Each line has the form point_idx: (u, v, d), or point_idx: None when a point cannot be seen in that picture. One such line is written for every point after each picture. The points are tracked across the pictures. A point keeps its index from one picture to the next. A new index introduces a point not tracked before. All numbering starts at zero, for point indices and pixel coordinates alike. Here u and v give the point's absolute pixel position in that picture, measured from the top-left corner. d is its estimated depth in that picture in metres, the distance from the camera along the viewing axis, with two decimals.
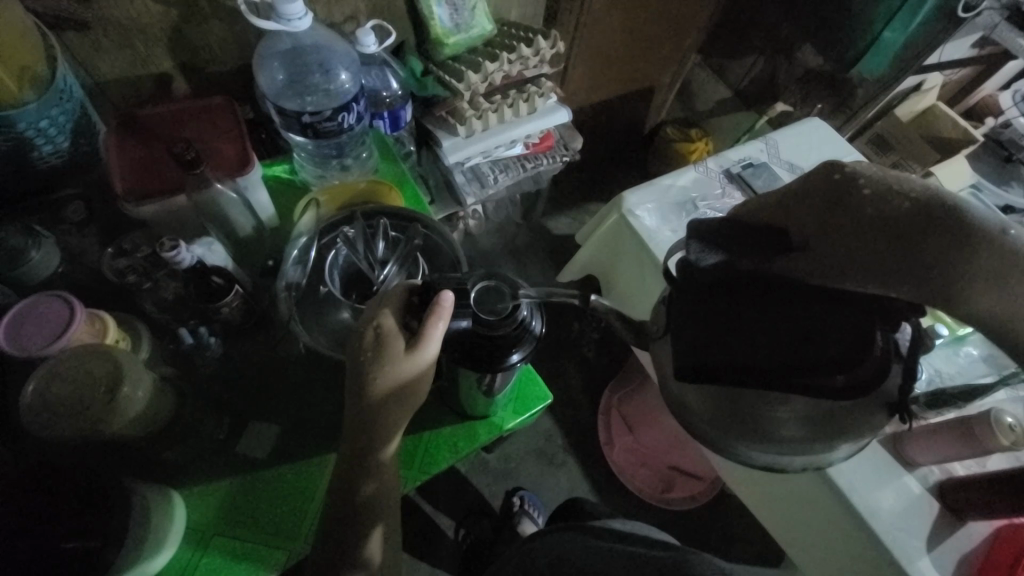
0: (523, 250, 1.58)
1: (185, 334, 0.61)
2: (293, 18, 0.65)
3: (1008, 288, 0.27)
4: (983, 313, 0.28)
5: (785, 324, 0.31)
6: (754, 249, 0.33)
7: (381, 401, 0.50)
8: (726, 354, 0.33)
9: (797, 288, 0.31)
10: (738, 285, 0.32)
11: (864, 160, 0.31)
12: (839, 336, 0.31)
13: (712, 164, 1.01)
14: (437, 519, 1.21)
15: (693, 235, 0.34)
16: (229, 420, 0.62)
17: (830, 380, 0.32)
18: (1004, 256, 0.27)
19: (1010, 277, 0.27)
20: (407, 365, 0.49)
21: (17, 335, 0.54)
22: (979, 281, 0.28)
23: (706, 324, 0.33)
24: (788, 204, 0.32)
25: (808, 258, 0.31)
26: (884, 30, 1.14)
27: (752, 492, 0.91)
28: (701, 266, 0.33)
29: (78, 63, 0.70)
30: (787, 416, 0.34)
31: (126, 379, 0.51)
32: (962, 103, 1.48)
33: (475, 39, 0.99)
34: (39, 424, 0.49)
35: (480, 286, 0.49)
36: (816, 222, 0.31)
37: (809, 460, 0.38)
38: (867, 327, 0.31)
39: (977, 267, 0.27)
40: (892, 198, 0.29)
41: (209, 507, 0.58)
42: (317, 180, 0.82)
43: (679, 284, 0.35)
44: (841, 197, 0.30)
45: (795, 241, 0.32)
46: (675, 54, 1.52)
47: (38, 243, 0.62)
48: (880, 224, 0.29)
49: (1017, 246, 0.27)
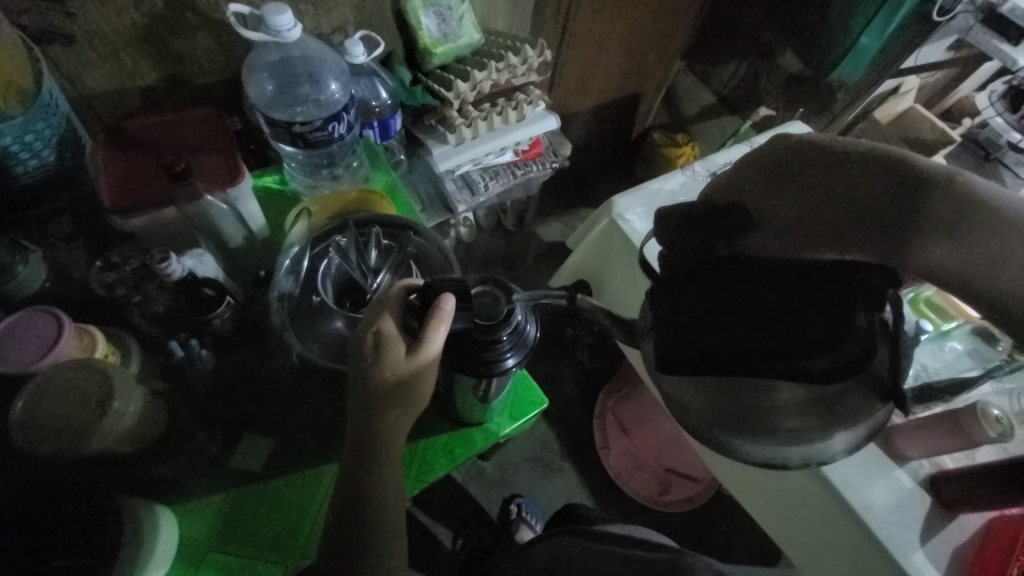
0: (515, 257, 1.58)
1: (175, 347, 0.60)
2: (283, 29, 0.65)
3: (961, 232, 0.32)
4: (935, 262, 0.33)
5: (766, 303, 0.32)
6: (723, 233, 0.36)
7: (381, 409, 0.50)
8: (709, 340, 0.33)
9: (768, 264, 0.33)
10: (711, 268, 0.35)
11: (813, 133, 0.36)
12: (818, 315, 0.31)
13: (700, 167, 1.03)
14: (434, 529, 1.20)
15: (663, 221, 0.37)
16: (223, 434, 0.62)
17: (812, 363, 0.31)
18: (962, 200, 0.32)
19: (962, 222, 0.32)
20: (405, 368, 0.48)
21: (4, 351, 0.53)
22: (935, 231, 0.33)
23: (685, 313, 0.34)
24: (746, 182, 0.37)
25: (769, 230, 0.36)
26: (861, 36, 1.20)
27: (751, 492, 0.91)
28: (676, 256, 0.36)
29: (64, 77, 0.70)
30: (786, 401, 0.33)
31: (117, 394, 0.50)
32: (941, 104, 1.52)
33: (464, 48, 1.00)
34: (28, 442, 0.48)
35: (479, 289, 0.50)
36: (770, 197, 0.36)
37: (806, 453, 0.35)
38: (848, 304, 0.31)
39: (930, 219, 0.33)
40: (834, 163, 0.35)
41: (204, 523, 0.57)
42: (308, 191, 0.82)
43: (661, 275, 0.37)
44: (793, 161, 0.36)
45: (755, 215, 0.36)
46: (661, 60, 1.54)
47: (24, 259, 0.61)
48: (831, 189, 0.35)
49: (962, 192, 0.32)
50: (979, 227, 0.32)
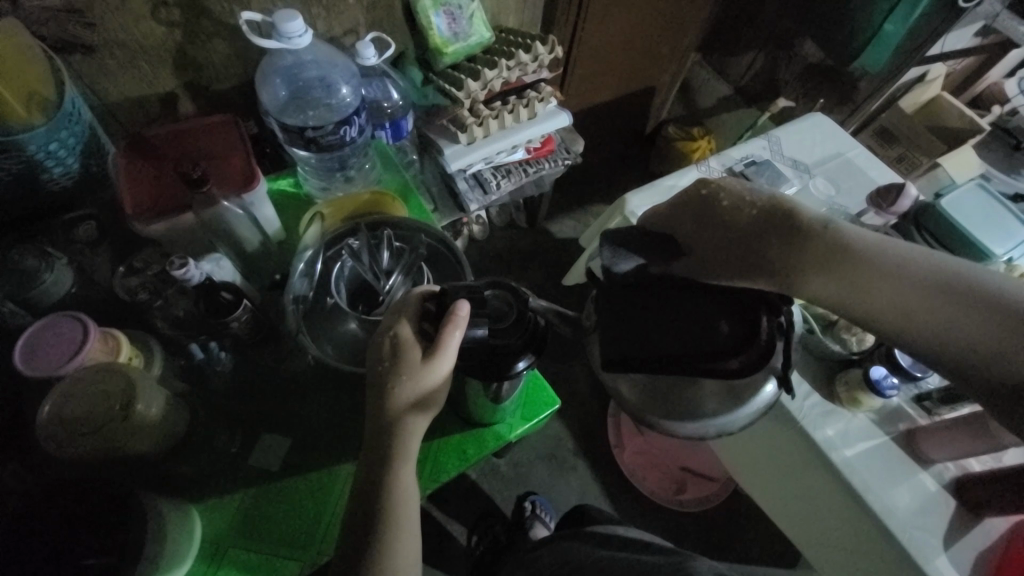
0: (529, 255, 1.57)
1: (195, 349, 0.62)
2: (294, 35, 0.66)
3: (828, 268, 0.41)
4: (817, 291, 0.41)
5: (690, 315, 0.37)
6: (661, 256, 0.40)
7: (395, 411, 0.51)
8: (648, 342, 0.38)
9: (685, 284, 0.39)
10: (651, 284, 0.39)
11: (724, 183, 0.45)
12: (731, 321, 0.37)
13: (715, 162, 1.02)
14: (449, 526, 1.21)
15: (609, 242, 0.38)
16: (241, 434, 0.63)
17: (724, 363, 0.35)
18: (832, 239, 0.41)
19: (830, 259, 0.41)
20: (416, 378, 0.49)
21: (32, 355, 0.55)
22: (812, 265, 0.41)
23: (628, 318, 0.39)
24: (674, 215, 0.46)
25: (692, 258, 0.41)
26: (884, 23, 1.18)
27: (767, 495, 0.91)
28: (617, 270, 0.38)
29: (86, 86, 0.72)
30: (707, 389, 0.38)
31: (139, 397, 0.52)
32: (968, 92, 1.45)
33: (474, 47, 1.01)
34: (54, 442, 0.50)
35: (491, 293, 0.50)
36: (691, 225, 0.44)
37: (719, 429, 0.39)
38: (751, 312, 0.37)
39: (805, 255, 0.41)
40: (742, 207, 0.44)
41: (225, 519, 0.58)
42: (322, 193, 0.83)
43: (603, 285, 0.40)
44: (707, 205, 0.44)
45: (682, 244, 0.42)
46: (675, 52, 1.52)
47: (50, 266, 0.62)
48: (733, 227, 0.43)
49: (829, 234, 0.42)
50: (846, 262, 0.41)
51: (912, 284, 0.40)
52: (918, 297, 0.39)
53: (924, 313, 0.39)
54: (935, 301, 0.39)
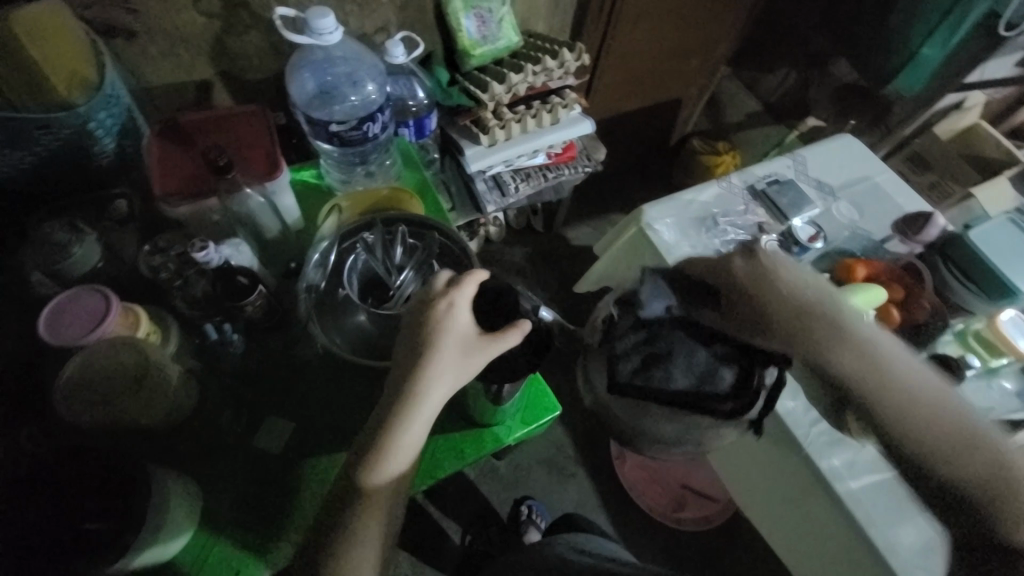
0: (543, 260, 1.58)
1: (210, 329, 0.63)
2: (324, 32, 0.67)
3: (845, 352, 0.45)
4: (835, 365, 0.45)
5: (703, 356, 0.38)
6: (694, 302, 0.42)
7: (418, 379, 0.49)
8: (645, 375, 0.38)
9: (709, 328, 0.40)
10: (671, 323, 0.39)
11: (773, 261, 0.48)
12: (734, 365, 0.39)
13: (737, 178, 1.00)
14: (445, 524, 1.21)
15: (649, 281, 0.41)
16: (246, 415, 0.65)
17: (719, 405, 0.38)
18: (852, 330, 0.46)
19: (847, 345, 0.46)
20: (444, 358, 0.49)
21: (55, 325, 0.57)
22: (833, 344, 0.45)
23: (635, 347, 0.39)
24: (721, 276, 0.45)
25: (727, 311, 0.42)
26: (923, 47, 1.12)
27: (772, 524, 0.89)
28: (648, 312, 0.39)
29: (128, 70, 0.75)
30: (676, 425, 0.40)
31: (152, 371, 0.56)
32: (1008, 122, 1.41)
33: (502, 50, 1.03)
34: (71, 407, 0.54)
35: (530, 305, 0.55)
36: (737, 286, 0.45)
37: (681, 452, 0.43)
38: (750, 364, 0.39)
39: (829, 334, 0.45)
40: (789, 284, 0.47)
41: (226, 495, 0.60)
42: (342, 186, 0.84)
43: (619, 315, 0.41)
44: (755, 273, 0.46)
45: (717, 297, 0.43)
46: (705, 65, 1.50)
47: (80, 240, 0.64)
48: (779, 296, 0.45)
49: (851, 325, 0.47)
50: (862, 352, 0.46)
51: (905, 386, 0.46)
52: (906, 397, 0.46)
53: (906, 410, 0.45)
54: (916, 405, 0.46)
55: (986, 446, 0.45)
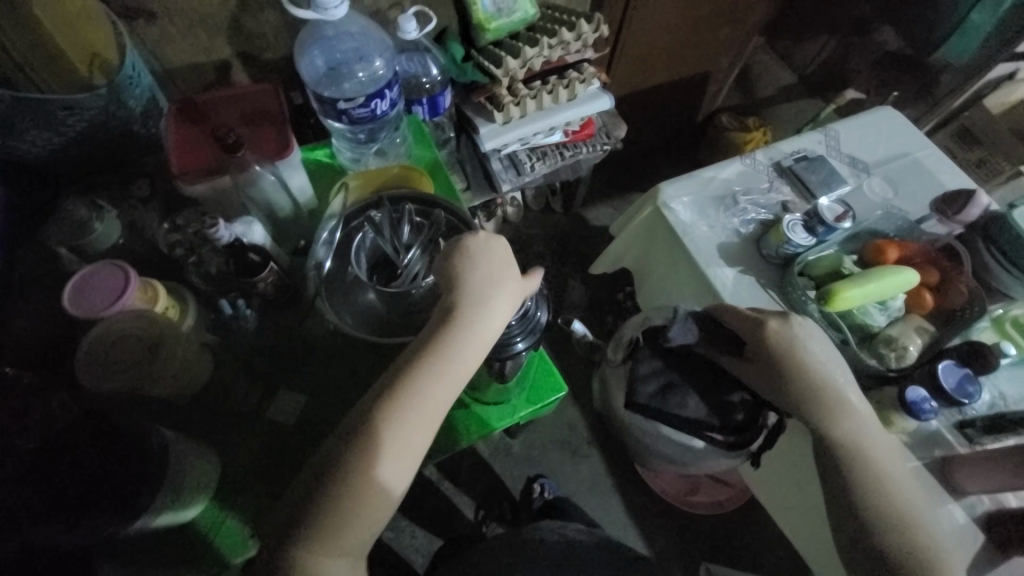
0: (561, 241, 1.56)
1: (224, 305, 0.66)
2: (330, 7, 0.67)
3: (819, 414, 0.63)
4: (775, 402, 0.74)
5: None
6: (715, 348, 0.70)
7: (450, 318, 0.53)
8: None
9: None
10: None
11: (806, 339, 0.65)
12: None
13: (762, 155, 0.95)
14: (458, 499, 1.24)
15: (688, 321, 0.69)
16: (261, 388, 0.68)
17: None
18: (840, 407, 0.63)
19: (824, 411, 0.63)
20: (469, 289, 0.55)
21: (81, 297, 0.60)
22: (811, 404, 0.63)
23: None
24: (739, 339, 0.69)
25: (734, 358, 0.69)
26: (971, 13, 1.17)
27: (791, 521, 0.85)
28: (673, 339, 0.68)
29: (149, 51, 0.77)
30: None
31: (165, 344, 0.58)
32: None
33: (518, 24, 0.98)
34: (95, 375, 0.57)
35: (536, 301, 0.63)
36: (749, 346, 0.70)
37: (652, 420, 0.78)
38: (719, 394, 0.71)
39: (815, 396, 0.63)
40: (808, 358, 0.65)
41: (243, 461, 0.63)
42: (354, 164, 0.85)
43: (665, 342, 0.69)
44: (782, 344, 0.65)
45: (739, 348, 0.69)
46: (735, 36, 1.42)
47: (101, 216, 0.69)
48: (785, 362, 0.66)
49: (842, 401, 0.63)
50: (835, 420, 0.62)
51: (864, 459, 0.61)
52: (862, 465, 0.60)
53: (859, 475, 0.60)
54: (868, 476, 0.60)
55: (915, 529, 0.58)
